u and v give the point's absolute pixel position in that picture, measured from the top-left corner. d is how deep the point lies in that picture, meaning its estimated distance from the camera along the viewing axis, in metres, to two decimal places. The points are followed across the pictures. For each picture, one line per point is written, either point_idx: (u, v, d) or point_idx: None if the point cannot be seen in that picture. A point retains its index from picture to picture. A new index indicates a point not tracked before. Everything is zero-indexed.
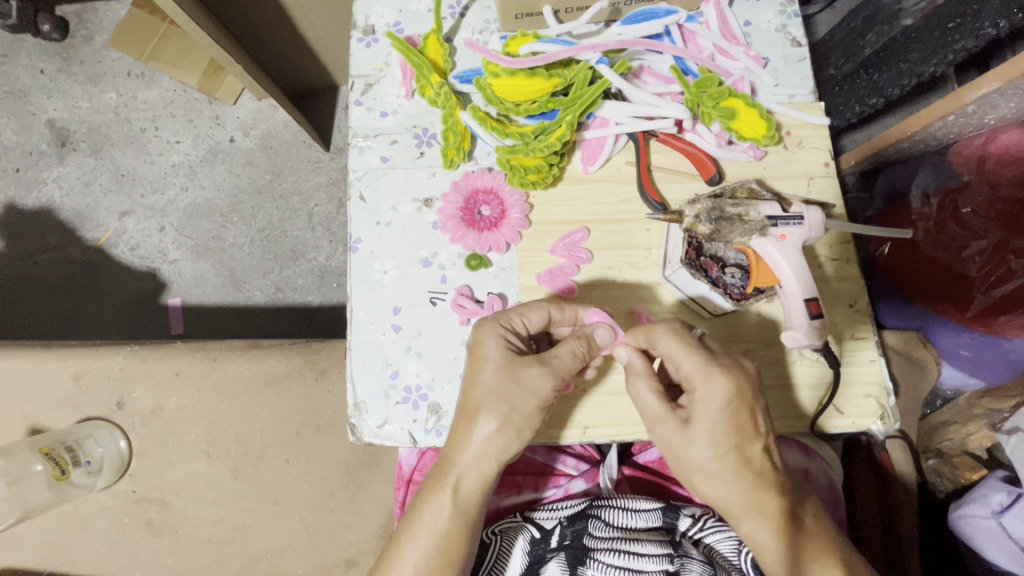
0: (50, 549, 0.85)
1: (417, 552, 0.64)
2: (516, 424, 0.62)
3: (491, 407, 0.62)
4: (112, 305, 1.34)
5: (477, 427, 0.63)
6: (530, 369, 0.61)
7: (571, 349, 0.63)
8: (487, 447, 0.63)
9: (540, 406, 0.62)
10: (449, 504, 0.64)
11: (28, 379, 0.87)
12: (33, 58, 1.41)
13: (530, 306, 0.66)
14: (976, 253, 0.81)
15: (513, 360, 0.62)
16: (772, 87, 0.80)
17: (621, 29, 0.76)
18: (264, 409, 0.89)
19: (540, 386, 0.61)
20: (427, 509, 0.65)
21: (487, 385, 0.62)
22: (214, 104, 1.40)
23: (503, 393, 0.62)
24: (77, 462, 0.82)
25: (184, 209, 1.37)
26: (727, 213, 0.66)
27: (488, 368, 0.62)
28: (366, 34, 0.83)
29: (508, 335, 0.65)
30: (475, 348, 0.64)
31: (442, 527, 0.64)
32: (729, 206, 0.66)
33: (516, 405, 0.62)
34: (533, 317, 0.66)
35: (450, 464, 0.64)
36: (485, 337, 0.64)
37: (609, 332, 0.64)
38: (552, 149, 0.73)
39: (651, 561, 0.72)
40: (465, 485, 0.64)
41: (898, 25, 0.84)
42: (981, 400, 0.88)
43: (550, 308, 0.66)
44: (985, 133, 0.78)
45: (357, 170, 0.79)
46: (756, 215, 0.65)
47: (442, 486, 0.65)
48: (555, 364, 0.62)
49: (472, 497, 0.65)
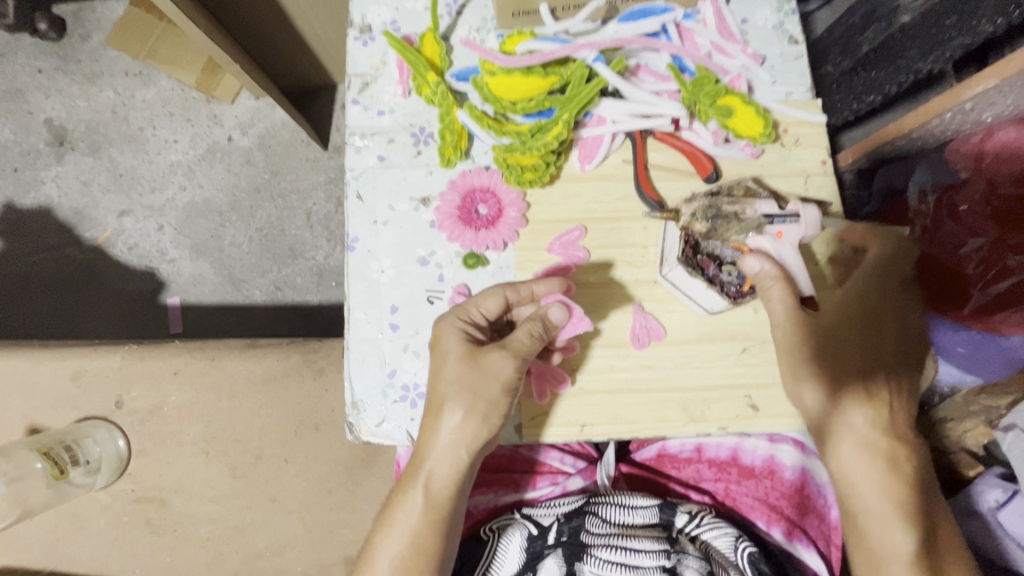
0: (50, 548, 0.85)
1: (391, 550, 0.65)
2: (483, 411, 0.64)
3: (455, 396, 0.64)
4: (110, 304, 1.34)
5: (443, 420, 0.64)
6: (490, 355, 0.64)
7: (527, 331, 0.65)
8: (457, 438, 0.65)
9: (504, 390, 0.64)
10: (421, 501, 0.65)
11: (25, 379, 0.88)
12: (29, 57, 1.41)
13: (486, 294, 0.67)
14: (973, 250, 0.80)
15: (473, 349, 0.64)
16: (769, 85, 0.80)
17: (617, 27, 0.77)
18: (263, 408, 0.89)
19: (501, 370, 0.63)
20: (400, 507, 0.66)
21: (451, 376, 0.64)
22: (212, 103, 1.39)
23: (467, 382, 0.63)
24: (76, 461, 0.83)
25: (182, 208, 1.37)
26: (724, 211, 0.69)
27: (451, 360, 0.64)
28: (362, 32, 0.83)
29: (467, 326, 0.66)
30: (437, 343, 0.66)
31: (413, 525, 0.65)
32: (726, 205, 0.69)
33: (481, 392, 0.64)
34: (489, 304, 0.67)
35: (422, 460, 0.66)
36: (445, 332, 0.65)
37: (565, 311, 0.67)
38: (548, 148, 0.74)
39: (648, 556, 0.73)
40: (437, 479, 0.66)
41: (896, 22, 0.85)
42: (980, 397, 0.85)
43: (506, 292, 0.67)
44: (981, 130, 0.77)
45: (354, 169, 0.79)
46: (752, 212, 0.69)
47: (414, 484, 0.66)
48: (515, 346, 0.64)
49: (444, 494, 0.66)
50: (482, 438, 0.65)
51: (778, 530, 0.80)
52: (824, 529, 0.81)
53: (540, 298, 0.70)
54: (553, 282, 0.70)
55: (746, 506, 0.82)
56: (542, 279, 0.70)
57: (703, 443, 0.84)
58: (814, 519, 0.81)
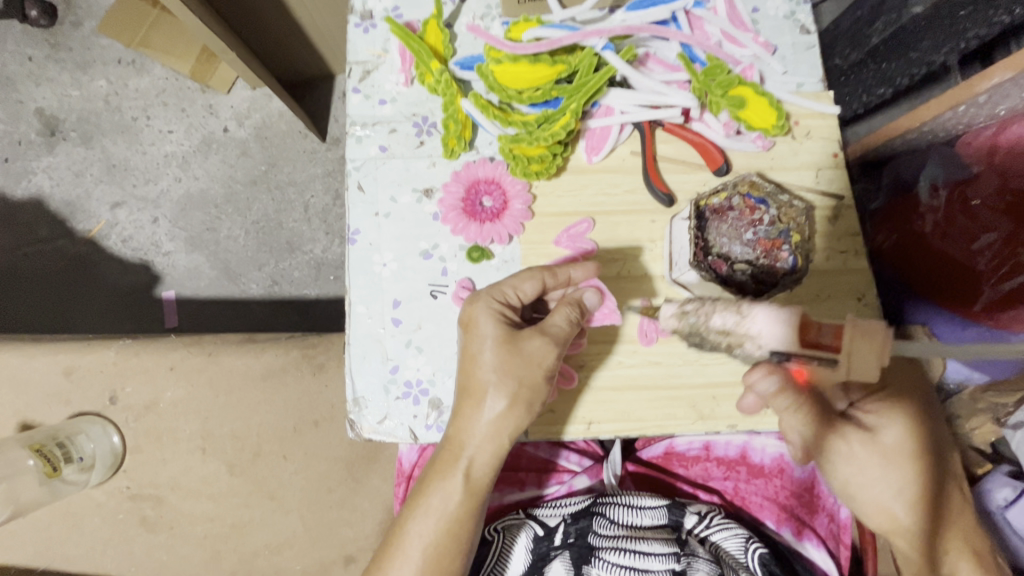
0: (43, 547, 0.83)
1: (423, 537, 0.63)
2: (526, 399, 0.63)
3: (498, 385, 0.62)
4: (105, 297, 1.31)
5: (485, 408, 0.62)
6: (531, 341, 0.62)
7: (565, 316, 0.63)
8: (497, 427, 0.63)
9: (546, 376, 0.63)
10: (461, 487, 0.64)
11: (17, 373, 0.85)
12: (20, 45, 1.37)
13: (524, 277, 0.65)
14: (987, 246, 0.77)
15: (511, 335, 0.62)
16: (780, 75, 0.78)
17: (626, 16, 0.74)
18: (261, 405, 0.87)
19: (544, 357, 0.62)
20: (436, 492, 0.64)
21: (490, 364, 0.62)
22: (207, 93, 1.37)
23: (509, 369, 0.62)
24: (69, 458, 0.81)
25: (177, 200, 1.34)
26: (712, 339, 0.59)
27: (489, 346, 0.62)
28: (363, 19, 0.80)
29: (504, 309, 0.64)
30: (471, 325, 0.64)
31: (451, 512, 0.63)
32: (712, 335, 0.58)
33: (525, 379, 0.62)
34: (527, 289, 0.64)
35: (461, 448, 0.63)
36: (481, 316, 0.63)
37: (598, 295, 0.65)
38: (556, 138, 0.72)
39: (657, 560, 0.72)
40: (477, 466, 0.64)
41: (907, 13, 0.83)
42: (986, 394, 0.81)
43: (545, 276, 0.65)
44: (994, 125, 0.75)
45: (354, 159, 0.77)
46: (753, 347, 0.57)
47: (453, 471, 0.63)
48: (554, 332, 0.62)
49: (485, 479, 0.64)
50: (523, 427, 0.63)
51: (787, 530, 0.79)
52: (833, 528, 0.80)
53: (577, 283, 0.68)
54: (589, 267, 0.67)
55: (756, 505, 0.81)
56: (577, 264, 0.68)
57: (712, 441, 0.82)
58: (823, 518, 0.80)
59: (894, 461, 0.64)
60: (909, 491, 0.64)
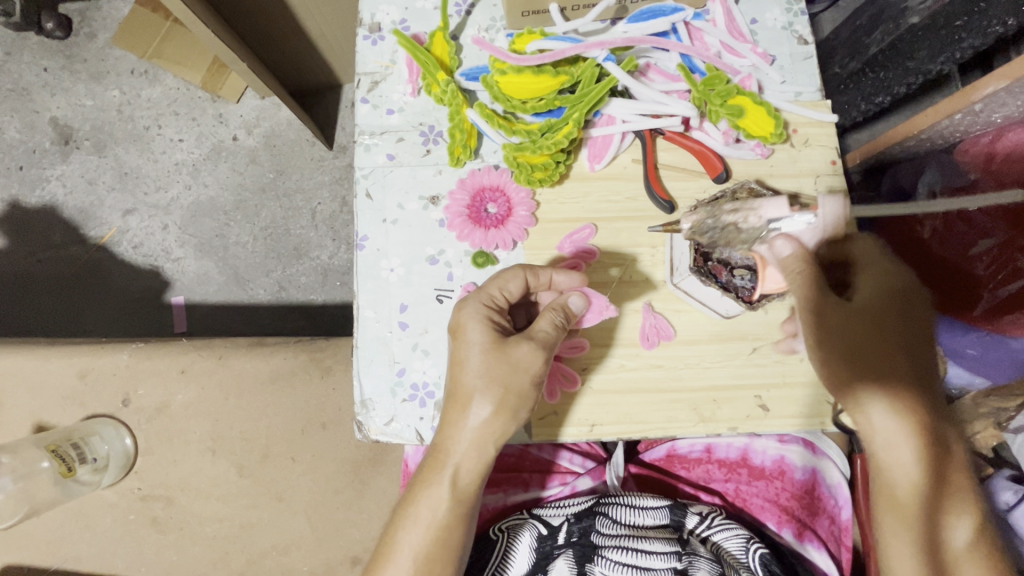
0: (55, 546, 0.85)
1: (413, 546, 0.64)
2: (512, 406, 0.64)
3: (485, 391, 0.63)
4: (116, 302, 1.34)
5: (471, 414, 0.64)
6: (518, 347, 0.63)
7: (550, 320, 0.65)
8: (483, 433, 0.64)
9: (533, 382, 0.64)
10: (447, 496, 0.65)
11: (33, 376, 0.87)
12: (35, 56, 1.41)
13: (509, 276, 0.66)
14: (983, 252, 0.78)
15: (498, 341, 0.63)
16: (779, 84, 0.80)
17: (627, 27, 0.77)
18: (270, 407, 0.89)
19: (529, 361, 0.63)
20: (423, 502, 0.65)
21: (478, 369, 0.63)
22: (217, 102, 1.39)
23: (495, 374, 0.63)
24: (83, 459, 0.82)
25: (187, 207, 1.37)
26: (723, 221, 0.65)
27: (475, 353, 0.63)
28: (371, 31, 0.83)
29: (491, 314, 0.65)
30: (460, 331, 0.65)
31: (440, 520, 0.65)
32: (724, 214, 0.65)
33: (512, 385, 0.63)
34: (511, 287, 0.66)
35: (447, 455, 0.64)
36: (468, 321, 0.64)
37: (582, 300, 0.67)
38: (559, 146, 0.73)
39: (659, 558, 0.73)
40: (462, 474, 0.65)
41: (904, 23, 0.84)
42: (988, 398, 0.81)
43: (527, 275, 0.66)
44: (991, 132, 0.75)
45: (363, 168, 0.79)
46: (756, 218, 0.64)
47: (439, 480, 0.65)
48: (540, 337, 0.64)
49: (470, 487, 0.66)
50: (509, 433, 0.65)
51: (788, 531, 0.80)
52: (834, 530, 0.81)
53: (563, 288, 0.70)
54: (573, 274, 0.69)
55: (757, 507, 0.82)
56: (563, 270, 0.69)
57: (713, 443, 0.84)
58: (824, 520, 0.81)
59: (892, 373, 0.61)
60: (910, 401, 0.61)
